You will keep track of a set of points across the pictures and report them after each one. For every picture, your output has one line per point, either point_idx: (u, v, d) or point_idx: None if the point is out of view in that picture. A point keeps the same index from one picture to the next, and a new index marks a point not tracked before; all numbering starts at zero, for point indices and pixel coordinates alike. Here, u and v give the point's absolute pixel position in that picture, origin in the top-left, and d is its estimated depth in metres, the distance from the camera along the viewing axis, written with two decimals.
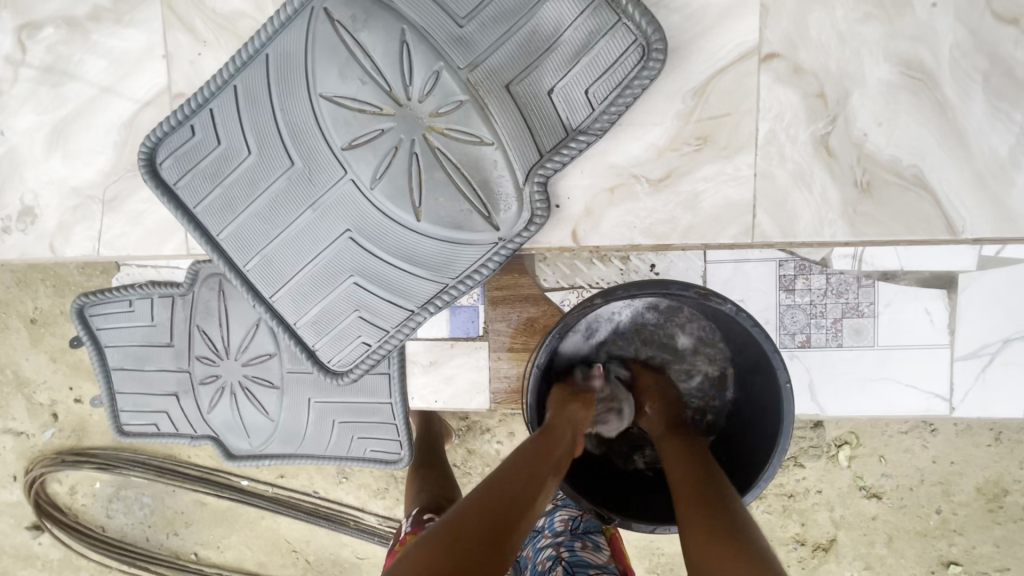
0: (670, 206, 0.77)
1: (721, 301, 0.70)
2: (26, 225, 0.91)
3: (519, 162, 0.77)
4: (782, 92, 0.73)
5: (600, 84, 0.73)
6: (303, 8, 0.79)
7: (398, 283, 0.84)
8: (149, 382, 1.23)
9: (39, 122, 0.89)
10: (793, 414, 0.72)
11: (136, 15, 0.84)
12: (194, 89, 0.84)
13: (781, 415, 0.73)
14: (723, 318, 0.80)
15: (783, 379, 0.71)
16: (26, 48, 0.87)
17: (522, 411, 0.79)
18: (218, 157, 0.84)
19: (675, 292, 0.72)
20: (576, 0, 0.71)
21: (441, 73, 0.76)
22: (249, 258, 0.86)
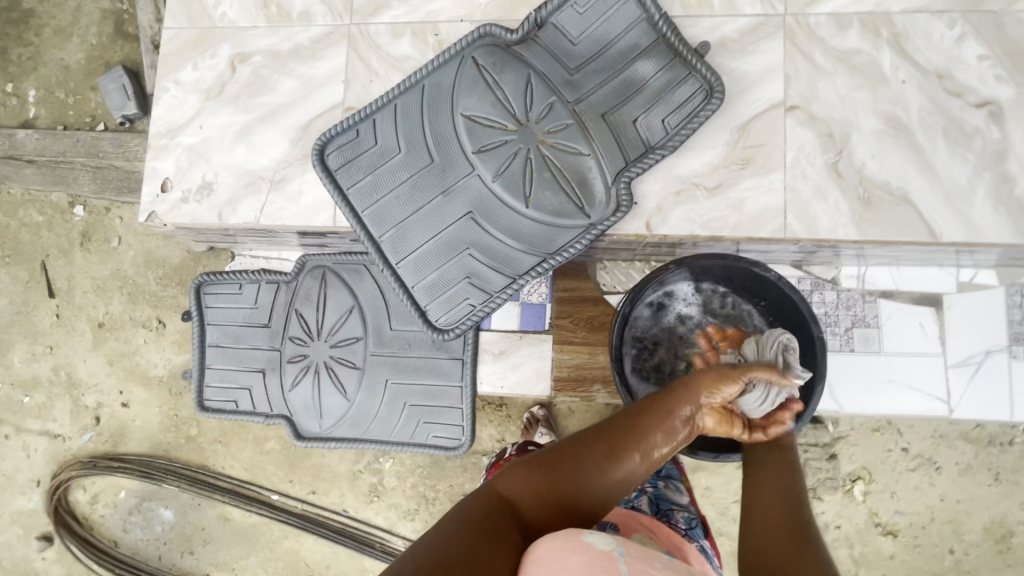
0: (723, 206, 1.02)
1: (766, 269, 0.97)
2: (202, 197, 1.14)
3: (610, 168, 1.03)
4: (803, 131, 1.02)
5: (673, 116, 1.01)
6: (455, 54, 1.09)
7: (505, 255, 1.06)
8: (240, 359, 1.37)
9: (232, 120, 1.15)
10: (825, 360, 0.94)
11: (328, 51, 1.14)
12: (362, 105, 1.11)
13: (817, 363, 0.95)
14: (767, 293, 1.03)
15: (816, 332, 0.95)
16: (235, 68, 1.16)
17: (607, 348, 1.00)
18: (373, 153, 1.09)
19: (732, 262, 0.98)
20: (658, 61, 1.02)
21: (555, 103, 1.05)
22: (385, 230, 1.08)
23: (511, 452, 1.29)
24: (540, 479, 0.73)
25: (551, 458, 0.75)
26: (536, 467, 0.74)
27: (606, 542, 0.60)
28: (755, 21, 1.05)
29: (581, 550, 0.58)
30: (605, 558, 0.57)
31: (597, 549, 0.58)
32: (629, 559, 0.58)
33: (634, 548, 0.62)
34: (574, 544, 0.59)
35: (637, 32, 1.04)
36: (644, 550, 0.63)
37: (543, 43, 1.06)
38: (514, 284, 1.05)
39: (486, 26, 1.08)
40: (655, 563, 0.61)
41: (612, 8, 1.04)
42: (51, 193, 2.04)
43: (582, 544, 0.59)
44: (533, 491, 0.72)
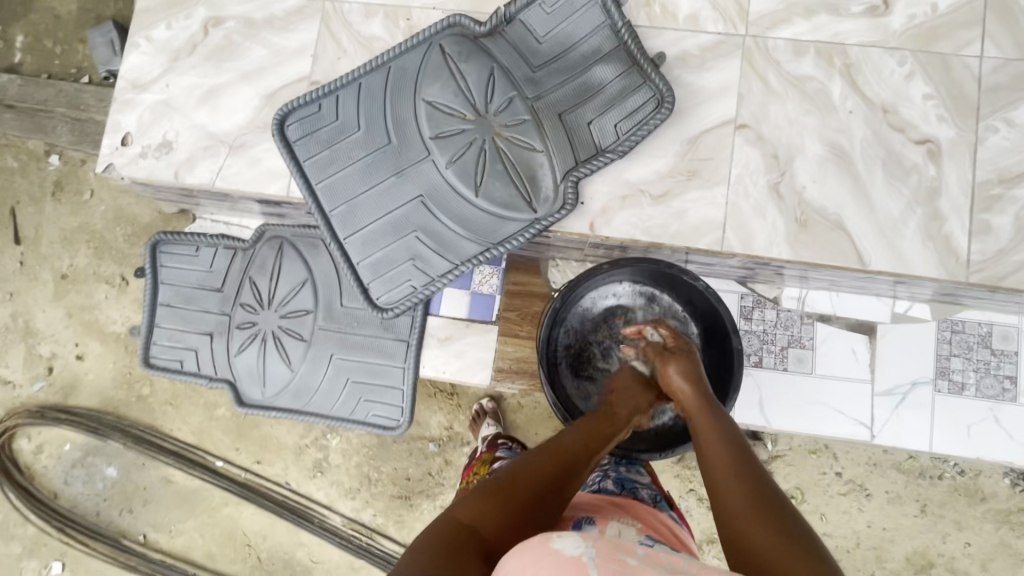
0: (666, 215, 1.05)
1: (694, 277, 1.02)
2: (161, 154, 1.15)
3: (560, 166, 1.05)
4: (750, 150, 1.05)
5: (625, 122, 1.04)
6: (424, 40, 1.11)
7: (450, 241, 1.08)
8: (189, 320, 1.38)
9: (199, 82, 1.16)
10: (741, 368, 0.99)
11: (300, 24, 1.15)
12: (327, 80, 1.12)
13: (733, 370, 1.00)
14: (694, 302, 1.07)
15: (736, 342, 1.00)
16: (207, 31, 1.17)
17: (535, 342, 1.03)
18: (333, 129, 1.10)
19: (662, 268, 1.02)
20: (617, 67, 1.05)
21: (514, 98, 1.07)
22: (336, 204, 1.10)
23: (482, 450, 1.25)
24: (496, 499, 0.72)
25: (505, 481, 0.76)
26: (492, 492, 0.73)
27: (576, 546, 0.58)
28: (716, 39, 1.08)
29: (548, 562, 0.56)
30: (573, 569, 0.55)
31: (565, 557, 0.57)
32: (598, 563, 0.57)
33: (604, 546, 0.60)
34: (541, 555, 0.58)
35: (601, 37, 1.06)
36: (616, 545, 0.62)
37: (509, 38, 1.08)
38: (456, 270, 1.08)
39: (456, 15, 1.10)
40: (627, 559, 0.60)
41: (579, 11, 1.07)
42: (28, 139, 2.03)
43: (549, 552, 0.57)
44: (491, 512, 0.71)
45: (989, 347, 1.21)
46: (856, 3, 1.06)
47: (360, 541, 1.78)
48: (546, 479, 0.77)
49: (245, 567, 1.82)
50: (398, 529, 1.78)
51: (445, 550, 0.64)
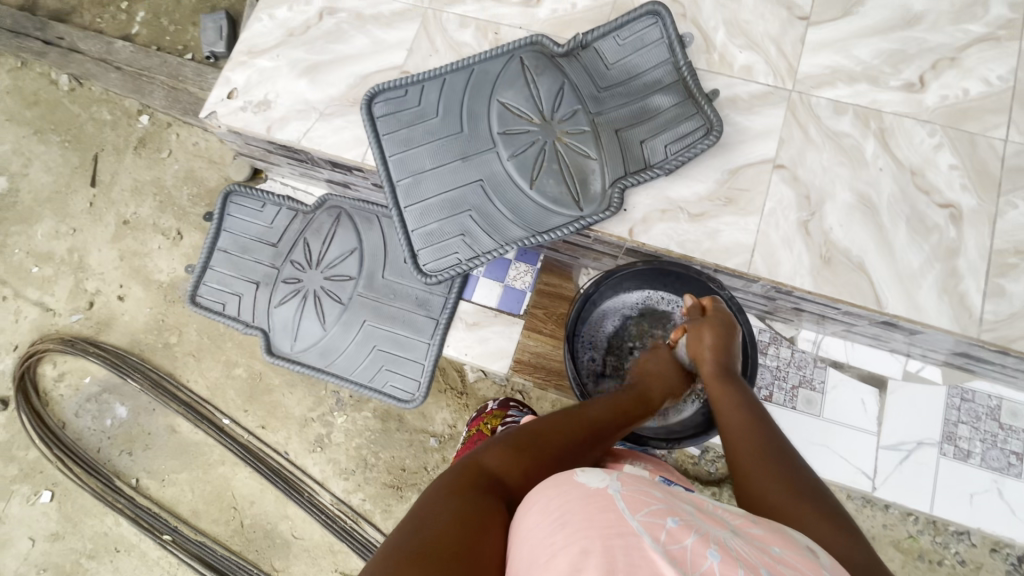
0: (700, 231, 1.13)
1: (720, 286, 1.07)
2: (259, 110, 1.29)
3: (610, 174, 1.15)
4: (784, 188, 1.14)
5: (674, 145, 1.14)
6: (507, 52, 1.26)
7: (500, 225, 1.17)
8: (240, 267, 1.48)
9: (305, 57, 1.32)
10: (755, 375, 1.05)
11: (401, 25, 1.32)
12: (417, 72, 1.28)
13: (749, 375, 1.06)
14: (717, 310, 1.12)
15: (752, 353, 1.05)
16: (322, 18, 1.35)
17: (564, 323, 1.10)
18: (414, 112, 1.24)
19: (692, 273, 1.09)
20: (674, 97, 1.17)
21: (578, 111, 1.20)
22: (403, 176, 1.21)
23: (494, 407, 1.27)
24: (523, 458, 0.72)
25: (533, 441, 0.77)
26: (520, 443, 0.75)
27: (602, 480, 0.60)
28: (765, 90, 1.21)
29: (576, 494, 0.57)
30: (600, 497, 0.56)
31: (592, 490, 0.58)
32: (625, 494, 0.57)
33: (632, 481, 0.61)
34: (569, 489, 0.59)
35: (663, 71, 1.19)
36: (642, 480, 0.63)
37: (581, 60, 1.23)
38: (500, 250, 1.16)
39: (538, 34, 1.25)
40: (653, 491, 0.61)
41: (647, 46, 1.20)
42: (126, 99, 2.26)
43: (577, 484, 0.59)
44: (519, 466, 0.71)
45: (997, 420, 1.23)
46: (894, 79, 1.19)
47: (344, 523, 1.78)
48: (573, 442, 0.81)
49: (226, 530, 1.82)
50: (383, 518, 1.77)
51: (465, 497, 0.63)
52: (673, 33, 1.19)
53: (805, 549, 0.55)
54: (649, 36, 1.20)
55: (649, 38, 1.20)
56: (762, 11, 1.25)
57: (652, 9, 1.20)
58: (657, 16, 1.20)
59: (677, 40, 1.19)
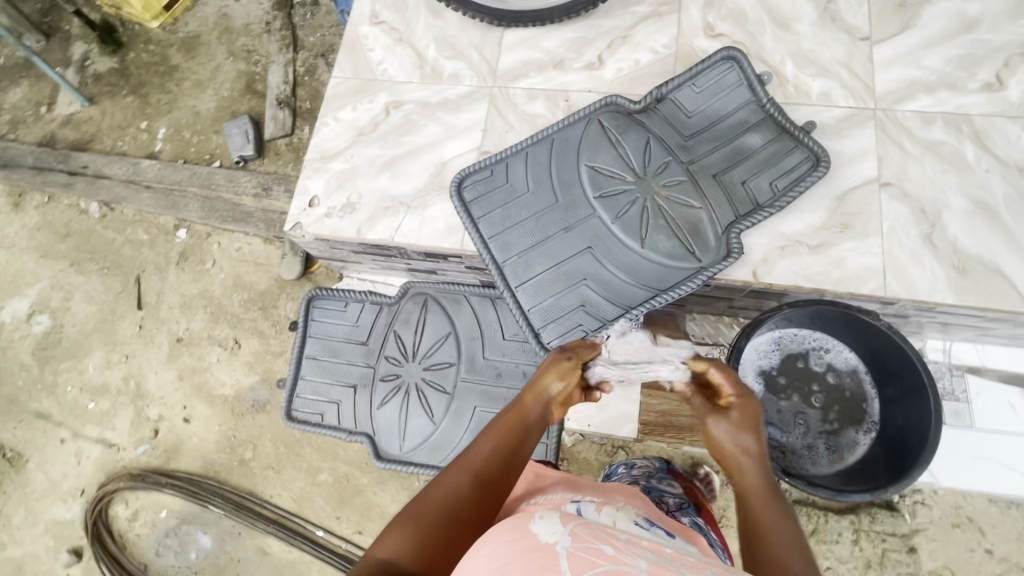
0: (826, 262, 1.11)
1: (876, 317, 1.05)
2: (346, 213, 1.27)
3: (721, 221, 1.14)
4: (897, 206, 1.13)
5: (780, 181, 1.13)
6: (584, 116, 1.26)
7: (619, 288, 1.14)
8: (333, 373, 1.43)
9: (381, 153, 1.31)
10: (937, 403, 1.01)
11: (470, 107, 1.33)
12: (498, 150, 1.28)
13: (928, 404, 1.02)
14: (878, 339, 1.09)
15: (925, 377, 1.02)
16: (389, 113, 1.35)
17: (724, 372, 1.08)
18: (504, 190, 1.23)
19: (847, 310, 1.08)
20: (767, 134, 1.17)
21: (671, 162, 1.19)
22: (509, 256, 1.19)
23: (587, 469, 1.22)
24: (408, 536, 0.67)
25: (421, 512, 0.72)
26: (406, 521, 0.69)
27: (553, 535, 0.59)
28: (848, 112, 1.21)
29: (524, 544, 0.58)
30: (547, 553, 0.56)
31: (540, 542, 0.58)
32: (571, 552, 0.56)
33: (584, 535, 0.61)
34: (520, 538, 0.59)
35: (747, 110, 1.20)
36: (595, 532, 0.62)
37: (662, 113, 1.23)
38: (627, 314, 1.12)
39: (613, 95, 1.26)
40: (606, 548, 0.59)
41: (725, 90, 1.21)
42: (160, 216, 2.24)
43: (528, 535, 0.59)
44: (408, 546, 0.66)
45: None
46: (972, 81, 1.20)
47: None
48: (470, 507, 0.73)
49: None
50: None
51: None
52: (749, 74, 1.20)
53: None
54: (725, 80, 1.22)
55: (726, 82, 1.22)
56: (824, 38, 1.28)
57: (723, 55, 1.22)
58: (729, 60, 1.22)
59: (755, 79, 1.20)
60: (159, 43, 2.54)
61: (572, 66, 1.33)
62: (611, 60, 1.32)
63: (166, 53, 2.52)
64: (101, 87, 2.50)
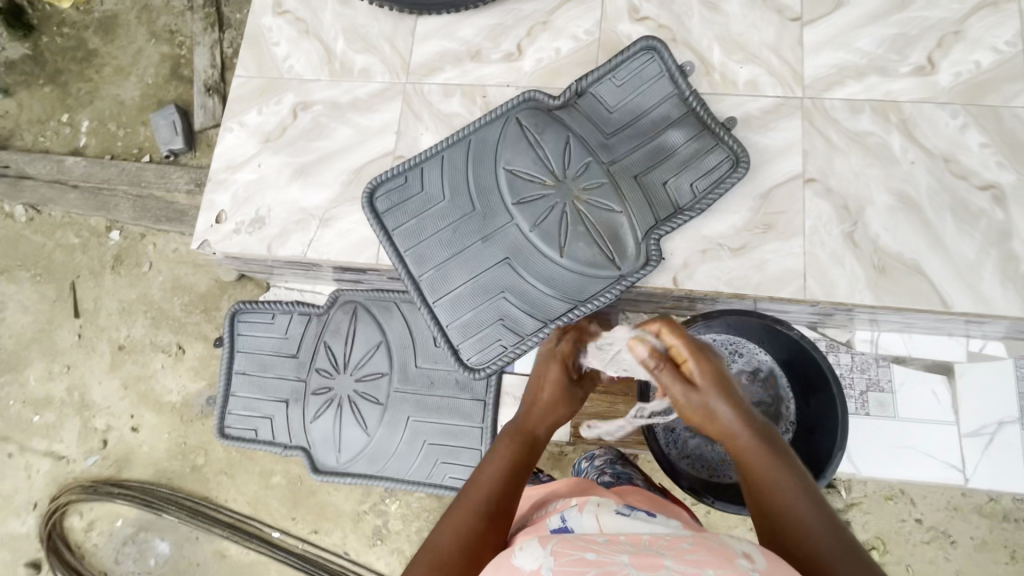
0: (746, 266, 1.09)
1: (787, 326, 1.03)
2: (254, 229, 1.20)
3: (641, 225, 1.09)
4: (820, 203, 1.10)
5: (700, 182, 1.09)
6: (502, 115, 1.19)
7: (538, 300, 1.10)
8: (265, 388, 1.40)
9: (290, 161, 1.23)
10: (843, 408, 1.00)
11: (383, 107, 1.24)
12: (412, 155, 1.21)
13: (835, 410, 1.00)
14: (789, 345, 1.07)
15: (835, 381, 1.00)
16: (297, 116, 1.26)
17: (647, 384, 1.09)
18: (419, 198, 1.17)
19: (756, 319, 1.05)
20: (689, 131, 1.12)
21: (591, 163, 1.13)
22: (425, 269, 1.14)
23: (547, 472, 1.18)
24: None
25: (433, 561, 0.67)
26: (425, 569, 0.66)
27: (536, 560, 0.59)
28: (776, 102, 1.16)
29: None
30: None
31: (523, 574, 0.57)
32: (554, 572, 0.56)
33: (568, 550, 0.60)
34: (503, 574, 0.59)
35: (669, 105, 1.13)
36: (575, 546, 0.61)
37: (582, 110, 1.16)
38: (547, 327, 1.09)
39: (530, 91, 1.19)
40: (587, 555, 0.58)
41: (646, 83, 1.15)
42: (90, 217, 2.13)
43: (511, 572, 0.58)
44: None
45: None
46: (903, 65, 1.14)
47: None
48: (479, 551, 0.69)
49: None
50: None
51: None
52: (670, 66, 1.13)
53: (740, 554, 0.54)
54: (647, 73, 1.15)
55: (649, 75, 1.14)
56: (752, 19, 1.20)
57: (643, 45, 1.15)
58: (649, 51, 1.15)
59: (677, 71, 1.13)
60: (74, 25, 2.34)
61: (489, 58, 1.24)
62: (530, 50, 1.24)
63: (83, 36, 2.33)
64: (15, 76, 2.32)
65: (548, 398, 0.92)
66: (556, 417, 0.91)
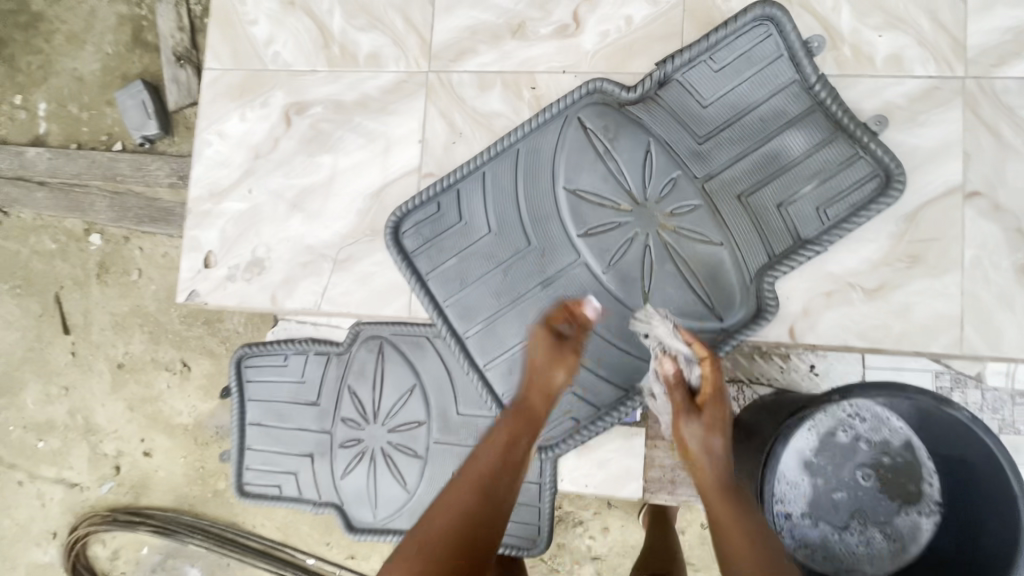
0: (884, 313, 0.85)
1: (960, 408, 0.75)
2: (252, 275, 0.96)
3: (750, 264, 0.81)
4: (985, 225, 0.84)
5: (832, 206, 0.80)
6: (558, 114, 0.89)
7: (619, 363, 0.87)
8: (285, 441, 1.22)
9: (288, 185, 0.97)
10: None
11: (401, 106, 0.96)
12: (445, 172, 0.94)
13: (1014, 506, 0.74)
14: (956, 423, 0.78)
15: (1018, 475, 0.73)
16: (291, 123, 0.98)
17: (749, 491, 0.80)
18: (459, 232, 0.91)
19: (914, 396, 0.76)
20: (817, 132, 0.81)
21: (679, 178, 0.84)
22: (474, 325, 0.91)
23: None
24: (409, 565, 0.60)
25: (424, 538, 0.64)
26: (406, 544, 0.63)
27: None
28: (927, 85, 0.86)
29: None
30: None
31: None
32: None
33: None
34: None
35: (788, 96, 0.83)
36: None
37: (665, 104, 0.85)
38: (632, 398, 0.86)
39: (595, 81, 0.88)
40: None
41: (756, 66, 0.83)
42: (65, 219, 1.86)
43: None
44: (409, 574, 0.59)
45: None
46: None
47: None
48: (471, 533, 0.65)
49: None
50: None
51: None
52: (791, 43, 0.82)
53: None
54: (757, 52, 0.83)
55: (760, 54, 0.83)
56: None
57: (754, 14, 0.82)
58: (762, 21, 0.83)
59: (800, 51, 0.82)
60: None
61: (536, 34, 0.93)
62: (590, 20, 0.92)
63: None
64: None
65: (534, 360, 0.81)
66: (548, 389, 0.79)
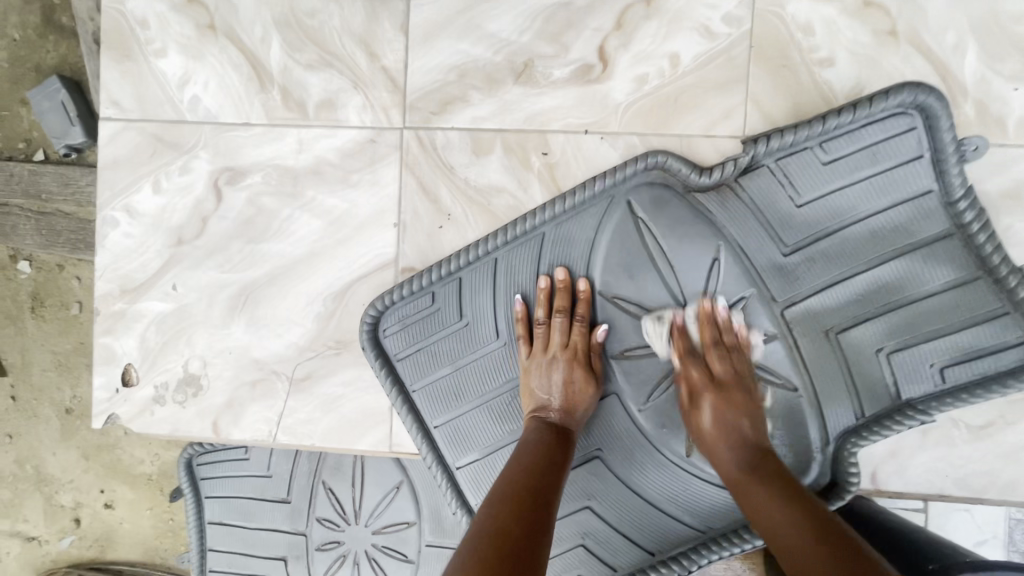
0: (990, 457, 0.67)
1: None
2: (186, 396, 0.76)
3: (832, 421, 0.62)
4: None
5: (953, 368, 0.59)
6: (603, 195, 0.67)
7: (648, 522, 0.68)
8: (252, 542, 1.03)
9: (222, 281, 0.74)
10: None
11: (369, 175, 0.72)
12: (445, 256, 0.71)
13: None
14: None
15: None
16: (223, 197, 0.74)
17: None
18: (456, 338, 0.70)
19: None
20: (952, 268, 0.59)
21: (751, 298, 0.63)
22: (468, 455, 0.71)
23: None
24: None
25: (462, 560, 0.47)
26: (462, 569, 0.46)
27: None
28: None
29: None
30: None
31: None
32: None
33: None
34: None
35: (919, 210, 0.59)
36: None
37: (746, 197, 0.63)
38: (657, 568, 0.67)
39: (657, 156, 0.65)
40: None
41: (881, 164, 0.60)
42: None
43: None
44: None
45: None
46: None
47: None
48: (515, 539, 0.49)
49: None
50: None
51: None
52: (941, 144, 0.59)
53: None
54: (888, 145, 0.60)
55: (891, 151, 0.60)
56: None
57: (898, 101, 0.59)
58: (905, 109, 0.60)
59: (950, 155, 0.59)
60: None
61: (549, 78, 0.68)
62: (620, 61, 0.67)
63: None
64: None
65: (557, 350, 0.66)
66: (571, 402, 0.65)
